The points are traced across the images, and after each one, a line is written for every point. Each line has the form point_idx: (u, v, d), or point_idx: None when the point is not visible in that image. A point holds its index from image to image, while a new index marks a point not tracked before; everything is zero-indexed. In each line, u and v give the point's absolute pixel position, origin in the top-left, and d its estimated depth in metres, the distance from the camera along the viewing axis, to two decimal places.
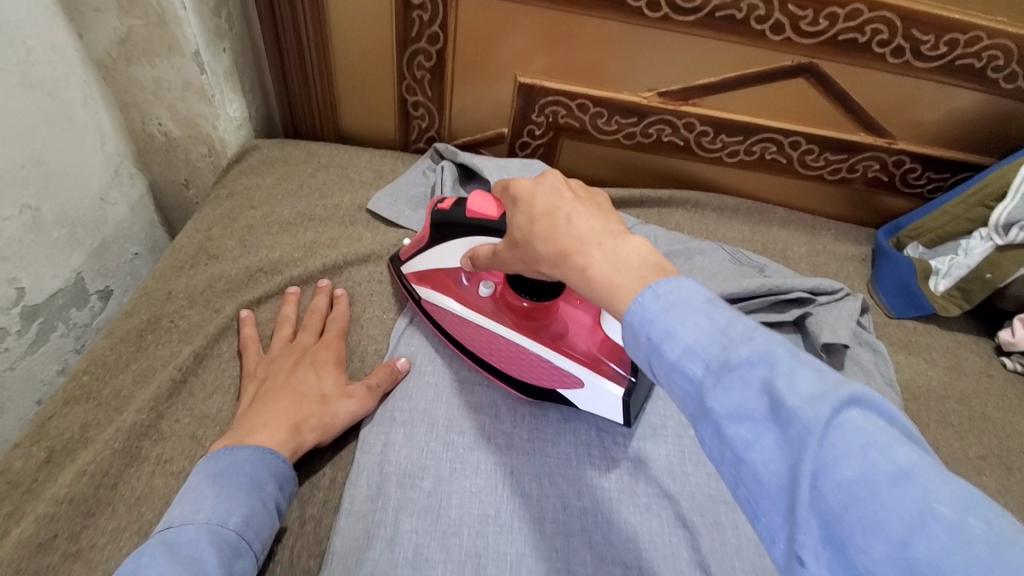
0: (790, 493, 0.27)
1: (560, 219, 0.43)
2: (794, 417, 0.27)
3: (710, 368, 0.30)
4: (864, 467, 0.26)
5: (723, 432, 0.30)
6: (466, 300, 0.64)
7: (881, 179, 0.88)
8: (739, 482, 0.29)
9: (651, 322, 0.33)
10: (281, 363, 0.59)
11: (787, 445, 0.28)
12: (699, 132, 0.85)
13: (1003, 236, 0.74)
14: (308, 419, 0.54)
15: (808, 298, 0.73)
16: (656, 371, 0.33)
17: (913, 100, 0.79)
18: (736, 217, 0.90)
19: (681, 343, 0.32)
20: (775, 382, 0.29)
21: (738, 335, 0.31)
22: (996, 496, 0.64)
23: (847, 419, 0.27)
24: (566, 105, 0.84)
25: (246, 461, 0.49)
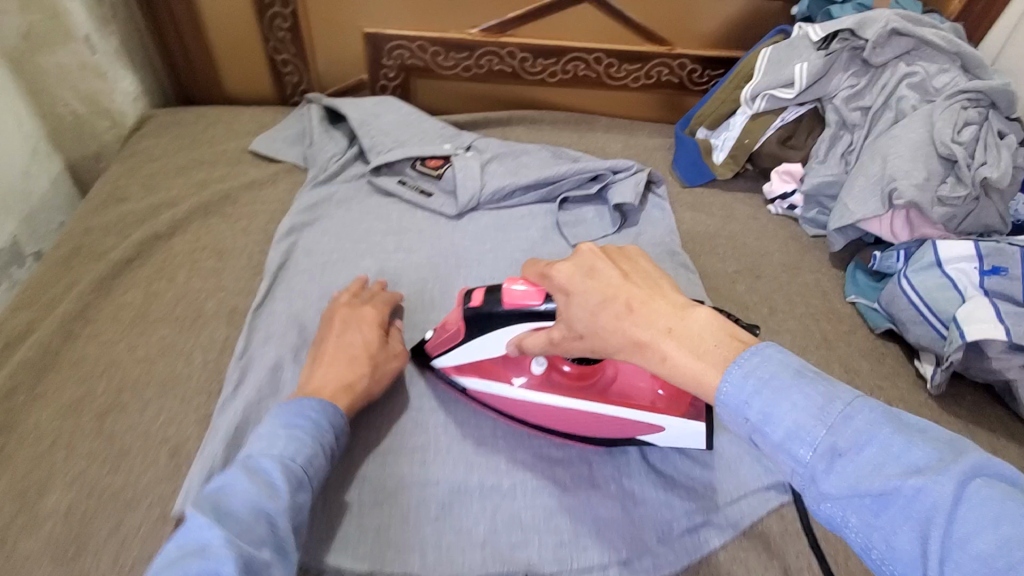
0: (929, 564, 0.37)
1: (621, 319, 0.49)
2: (921, 497, 0.37)
3: (822, 452, 0.41)
4: (997, 539, 0.34)
5: (847, 506, 0.40)
6: (519, 385, 0.65)
7: (675, 82, 1.08)
8: (873, 547, 0.40)
9: (747, 406, 0.43)
10: (331, 328, 0.68)
11: (912, 521, 0.37)
12: (521, 58, 1.04)
13: (752, 106, 0.95)
14: (359, 382, 0.63)
15: (607, 174, 0.94)
16: (769, 451, 0.44)
17: (678, 11, 1.00)
18: (567, 127, 1.10)
19: (783, 425, 0.42)
20: (879, 462, 0.39)
21: (840, 415, 0.41)
22: (744, 295, 0.86)
23: (971, 495, 0.36)
24: (408, 48, 1.02)
25: (311, 411, 0.58)
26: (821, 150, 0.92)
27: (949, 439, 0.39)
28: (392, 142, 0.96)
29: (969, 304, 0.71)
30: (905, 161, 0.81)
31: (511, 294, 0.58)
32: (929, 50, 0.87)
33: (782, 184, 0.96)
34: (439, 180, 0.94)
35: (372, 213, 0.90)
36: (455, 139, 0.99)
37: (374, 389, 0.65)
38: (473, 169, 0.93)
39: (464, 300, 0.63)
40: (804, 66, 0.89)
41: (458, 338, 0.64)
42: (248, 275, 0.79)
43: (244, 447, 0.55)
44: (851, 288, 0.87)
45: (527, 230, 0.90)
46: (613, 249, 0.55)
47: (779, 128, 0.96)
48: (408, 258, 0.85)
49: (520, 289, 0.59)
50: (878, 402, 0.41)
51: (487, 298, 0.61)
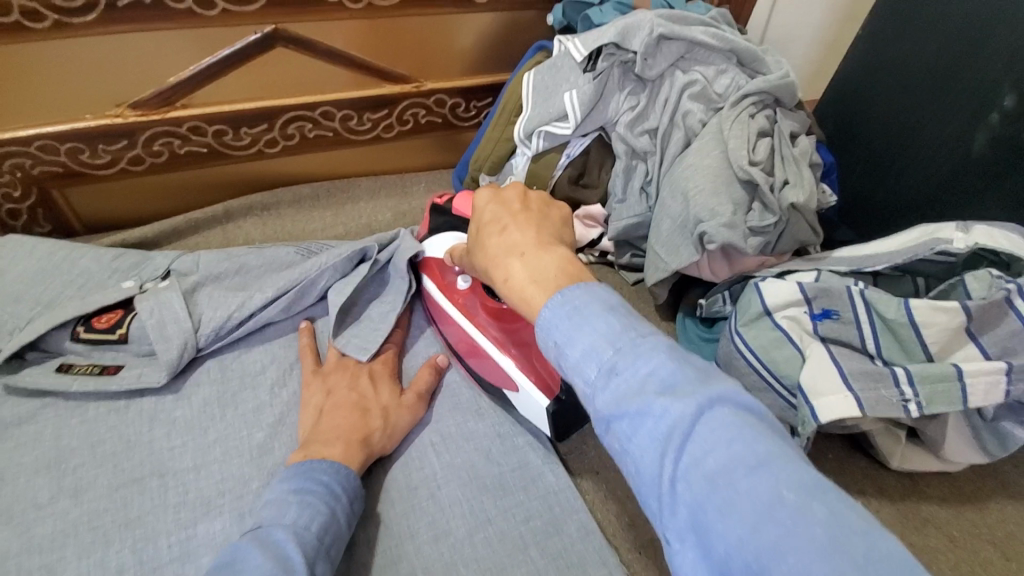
0: (665, 484, 0.35)
1: (495, 234, 0.51)
2: (666, 418, 0.35)
3: (602, 370, 0.38)
4: (728, 457, 0.33)
5: (612, 428, 0.37)
6: (448, 291, 0.69)
7: (439, 122, 0.87)
8: (630, 472, 0.37)
9: (556, 328, 0.41)
10: (337, 379, 0.61)
11: (657, 443, 0.35)
12: (214, 133, 0.74)
13: (530, 146, 0.77)
14: (373, 434, 0.57)
15: (376, 254, 0.73)
16: (564, 371, 0.41)
17: (412, 41, 0.77)
18: (318, 203, 0.83)
19: (579, 347, 0.39)
20: (650, 384, 0.37)
21: (630, 343, 0.39)
22: None
23: (712, 418, 0.35)
24: (26, 153, 0.68)
25: (323, 472, 0.50)
26: (617, 186, 0.76)
27: (714, 374, 0.38)
28: (34, 308, 0.63)
29: (808, 362, 0.59)
30: (707, 196, 0.67)
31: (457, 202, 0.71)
32: (702, 51, 0.74)
33: (588, 230, 0.79)
34: (126, 340, 0.62)
35: (7, 439, 0.57)
36: (142, 270, 0.68)
37: (392, 437, 0.59)
38: (177, 306, 0.63)
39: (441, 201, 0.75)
40: (574, 94, 0.72)
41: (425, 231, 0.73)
42: None
43: (252, 517, 0.48)
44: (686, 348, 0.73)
45: (274, 390, 0.63)
46: (543, 201, 0.56)
47: (566, 166, 0.78)
48: (75, 505, 0.53)
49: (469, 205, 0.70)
50: (667, 338, 0.39)
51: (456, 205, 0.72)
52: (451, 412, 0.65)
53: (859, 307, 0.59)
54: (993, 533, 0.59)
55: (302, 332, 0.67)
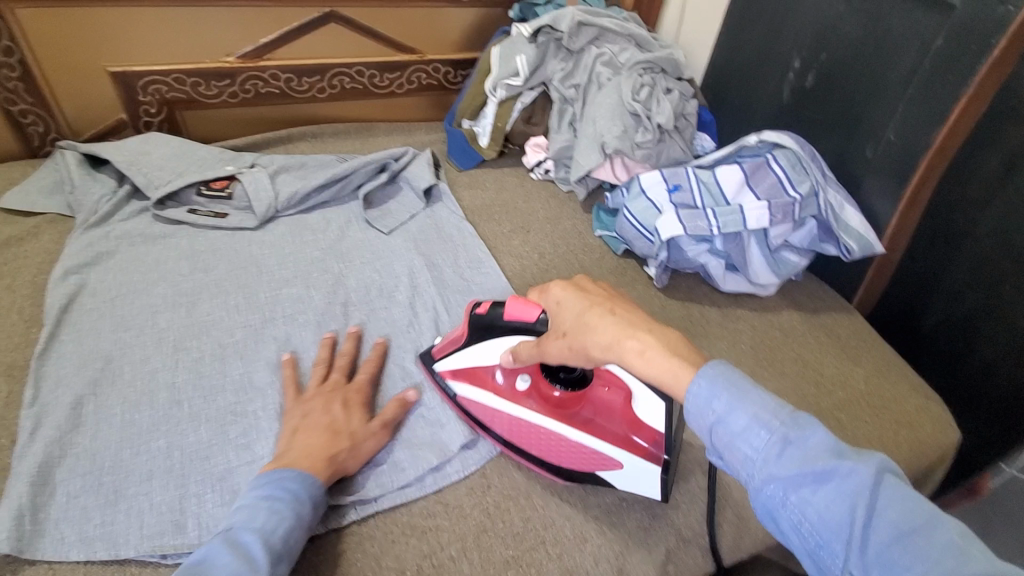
0: (853, 532, 0.44)
1: (598, 319, 0.59)
2: (849, 478, 0.45)
3: (776, 440, 0.48)
4: (896, 507, 0.44)
5: (792, 486, 0.46)
6: (504, 391, 0.72)
7: (435, 84, 1.24)
8: (805, 526, 0.46)
9: (715, 399, 0.51)
10: (315, 403, 0.69)
11: (843, 498, 0.45)
12: (285, 79, 1.10)
13: (496, 96, 1.14)
14: (340, 453, 0.64)
15: (392, 163, 1.09)
16: (724, 443, 0.50)
17: (418, 24, 1.15)
18: (349, 136, 1.19)
19: (744, 418, 0.49)
20: (821, 450, 0.46)
21: (791, 421, 0.49)
22: (518, 246, 1.03)
23: (886, 486, 0.45)
24: (164, 82, 1.02)
25: (292, 482, 0.59)
26: (554, 122, 1.13)
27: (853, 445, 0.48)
28: (170, 174, 0.97)
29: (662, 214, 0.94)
30: (606, 120, 1.04)
31: (509, 307, 0.67)
32: (608, 35, 1.13)
33: (536, 154, 1.16)
34: (231, 198, 0.97)
35: (158, 244, 0.90)
36: (237, 160, 1.03)
37: (352, 467, 0.65)
38: (263, 181, 0.98)
39: (472, 308, 0.71)
40: (524, 58, 1.09)
41: (459, 339, 0.72)
42: (21, 334, 0.75)
43: (225, 520, 0.57)
44: (598, 225, 1.07)
45: (323, 233, 0.98)
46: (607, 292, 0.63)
47: (521, 110, 1.15)
48: (206, 276, 0.87)
49: (518, 307, 0.67)
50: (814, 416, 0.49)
51: (490, 308, 0.69)
52: (438, 253, 0.99)
53: (692, 181, 0.96)
54: (784, 326, 0.96)
55: (285, 364, 0.75)
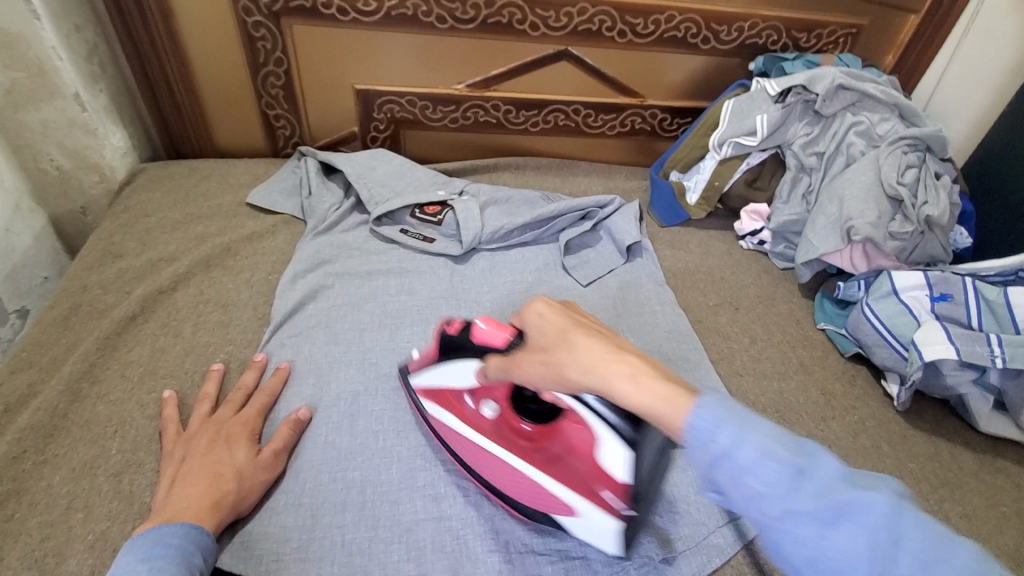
0: (873, 571, 0.34)
1: (586, 344, 0.46)
2: (868, 508, 0.34)
3: (788, 471, 0.36)
4: (923, 540, 0.34)
5: (801, 523, 0.36)
6: (472, 416, 0.67)
7: (647, 129, 1.18)
8: (831, 568, 0.35)
9: (719, 429, 0.38)
10: (198, 442, 0.63)
11: (865, 533, 0.34)
12: (505, 111, 1.10)
13: (719, 152, 1.03)
14: (227, 496, 0.59)
15: (597, 211, 1.03)
16: (715, 475, 0.38)
17: (649, 68, 1.09)
18: (551, 172, 1.16)
19: (749, 449, 0.37)
20: (834, 477, 0.36)
21: (801, 455, 0.37)
22: (725, 325, 0.92)
23: (906, 511, 0.35)
24: (398, 102, 1.07)
25: (172, 537, 0.53)
26: (784, 191, 1.01)
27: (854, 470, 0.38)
28: (390, 193, 1.00)
29: (924, 327, 0.80)
30: (860, 202, 0.90)
31: (478, 329, 0.61)
32: (870, 101, 0.98)
33: (752, 223, 1.05)
34: (440, 224, 0.98)
35: (372, 260, 0.93)
36: (449, 185, 1.04)
37: (247, 502, 0.61)
38: (473, 212, 0.97)
39: (444, 327, 0.67)
40: (765, 117, 0.98)
41: (431, 356, 0.68)
42: (251, 329, 0.80)
43: None
44: (820, 316, 0.95)
45: (522, 274, 0.95)
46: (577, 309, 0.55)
47: (744, 171, 1.05)
48: (410, 299, 0.88)
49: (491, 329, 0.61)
50: (825, 449, 0.38)
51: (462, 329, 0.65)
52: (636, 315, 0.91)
53: (968, 293, 0.82)
54: None
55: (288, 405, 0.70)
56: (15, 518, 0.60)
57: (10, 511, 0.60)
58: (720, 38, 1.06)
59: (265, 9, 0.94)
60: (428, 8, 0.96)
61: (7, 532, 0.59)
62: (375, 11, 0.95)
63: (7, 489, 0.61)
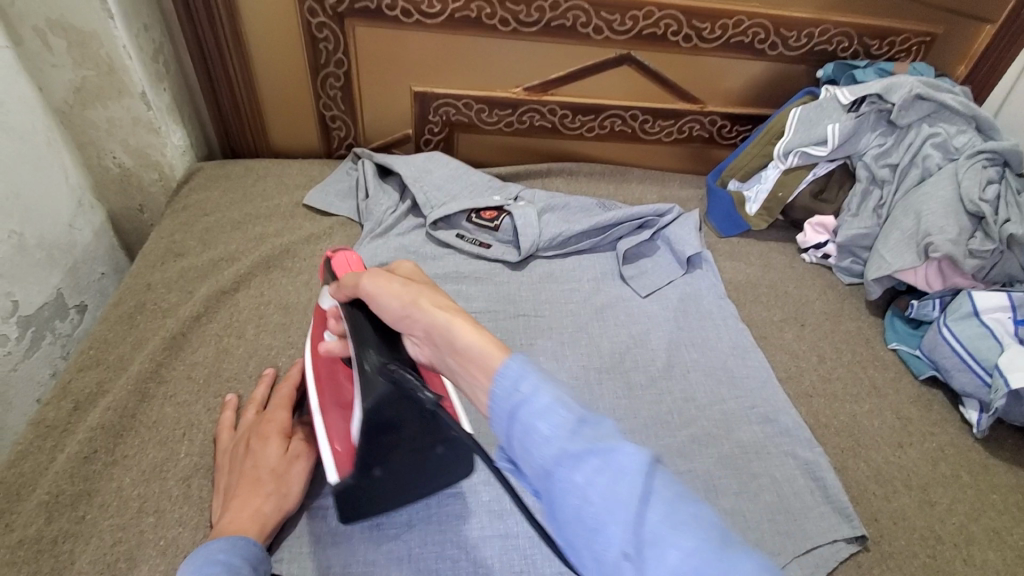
0: (630, 523, 0.33)
1: (425, 287, 0.49)
2: (633, 460, 0.34)
3: (570, 419, 0.36)
4: (683, 504, 0.33)
5: (577, 470, 0.35)
6: (315, 342, 0.67)
7: (705, 136, 1.15)
8: (593, 524, 0.34)
9: (523, 378, 0.38)
10: (235, 450, 0.62)
11: (626, 482, 0.34)
12: (561, 115, 1.08)
13: (784, 162, 1.00)
14: (266, 504, 0.58)
15: (655, 220, 1.00)
16: (513, 422, 0.38)
17: (712, 74, 1.06)
18: (604, 178, 1.14)
19: (544, 398, 0.37)
20: (611, 432, 0.36)
21: (591, 419, 0.37)
22: (791, 342, 0.89)
23: (666, 475, 0.35)
24: (455, 105, 1.06)
25: (219, 552, 0.50)
26: (853, 204, 0.98)
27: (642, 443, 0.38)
28: (445, 197, 0.99)
29: (1009, 352, 0.76)
30: (939, 217, 0.86)
31: (336, 259, 0.65)
32: (947, 113, 0.94)
33: (816, 235, 1.02)
34: (497, 230, 0.96)
35: (429, 265, 0.92)
36: (504, 191, 1.02)
37: (291, 499, 0.60)
38: (532, 217, 0.95)
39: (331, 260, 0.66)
40: (837, 127, 0.94)
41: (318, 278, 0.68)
42: (312, 332, 0.80)
43: None
44: (892, 335, 0.91)
45: (579, 282, 0.93)
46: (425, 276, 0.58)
47: (810, 182, 1.01)
48: (467, 306, 0.87)
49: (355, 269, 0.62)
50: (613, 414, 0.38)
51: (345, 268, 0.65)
52: (698, 327, 0.89)
53: None
54: None
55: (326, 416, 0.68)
56: (87, 520, 0.60)
57: (82, 512, 0.60)
58: (789, 44, 1.02)
59: (330, 10, 0.93)
60: (492, 11, 0.94)
61: (80, 534, 0.59)
62: (438, 13, 0.94)
63: (80, 490, 0.61)
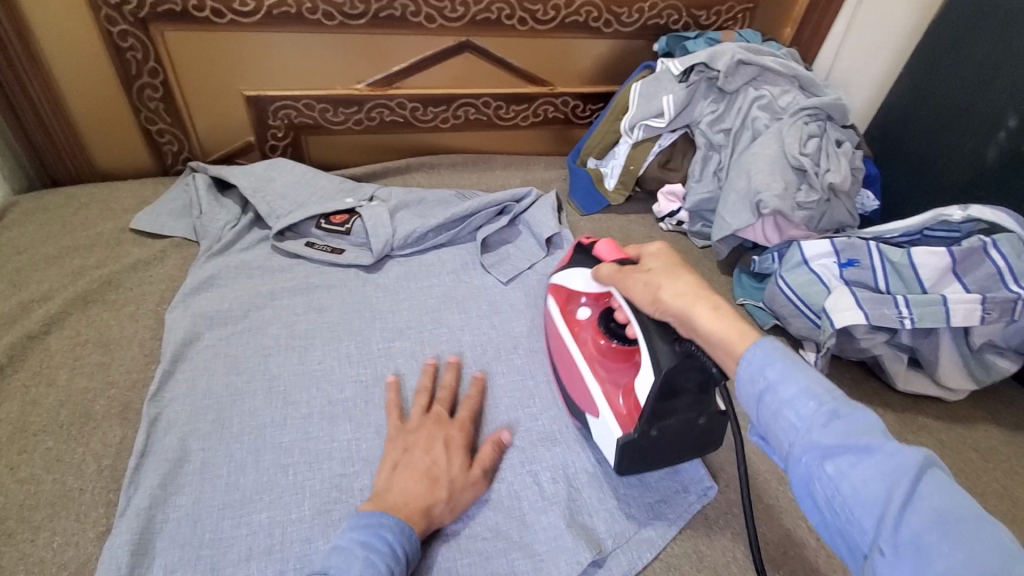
0: (890, 516, 0.39)
1: (675, 274, 0.58)
2: (897, 457, 0.40)
3: (823, 410, 0.44)
4: (953, 504, 0.38)
5: (829, 457, 0.42)
6: (572, 320, 0.74)
7: (561, 118, 1.16)
8: (843, 509, 0.41)
9: (769, 365, 0.47)
10: (419, 436, 0.65)
11: (884, 476, 0.40)
12: (411, 108, 1.06)
13: (632, 136, 1.02)
14: (436, 505, 0.59)
15: (513, 205, 1.00)
16: (761, 406, 0.47)
17: (555, 55, 1.07)
18: (467, 168, 1.13)
19: (795, 386, 0.45)
20: (870, 428, 0.42)
21: (845, 415, 0.43)
22: None
23: (933, 478, 0.40)
24: (294, 107, 1.00)
25: (389, 531, 0.55)
26: (696, 170, 1.02)
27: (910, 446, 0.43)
28: (292, 205, 0.94)
29: (833, 295, 0.80)
30: (766, 175, 0.90)
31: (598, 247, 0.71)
32: (770, 75, 0.99)
33: (668, 203, 1.05)
34: (349, 233, 0.93)
35: (276, 277, 0.87)
36: (357, 192, 0.99)
37: (450, 512, 0.61)
38: (383, 217, 0.93)
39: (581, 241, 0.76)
40: (671, 97, 0.98)
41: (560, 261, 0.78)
42: (139, 367, 0.73)
43: (322, 560, 0.53)
44: (740, 291, 0.95)
45: (441, 276, 0.91)
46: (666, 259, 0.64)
47: (657, 153, 1.04)
48: (320, 316, 0.83)
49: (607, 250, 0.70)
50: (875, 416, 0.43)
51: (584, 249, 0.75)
52: None
53: (874, 257, 0.82)
54: (979, 444, 0.79)
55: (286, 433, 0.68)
56: None
57: None
58: (622, 20, 1.04)
59: (130, 16, 0.86)
60: (312, 5, 0.90)
61: None
62: (252, 11, 0.89)
63: None
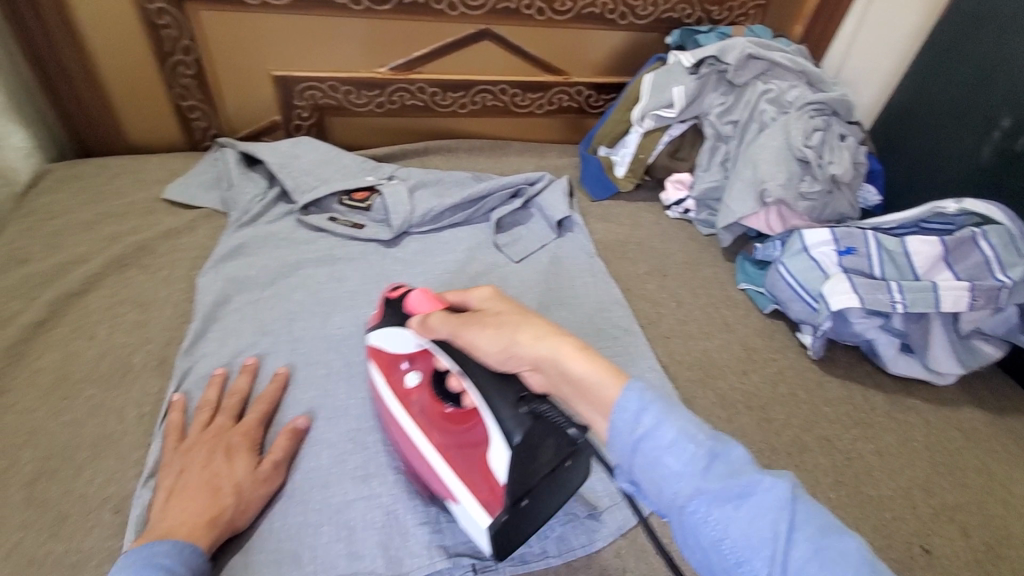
0: (776, 552, 0.39)
1: (523, 317, 0.54)
2: (771, 490, 0.41)
3: (703, 453, 0.42)
4: (818, 525, 0.40)
5: (710, 503, 0.41)
6: (394, 387, 0.65)
7: (575, 107, 1.20)
8: (730, 550, 0.40)
9: (644, 412, 0.44)
10: (195, 454, 0.61)
11: (766, 512, 0.40)
12: (431, 93, 1.10)
13: (642, 126, 1.06)
14: (223, 513, 0.57)
15: (526, 188, 1.04)
16: (638, 454, 0.43)
17: (571, 45, 1.10)
18: (482, 152, 1.16)
19: (670, 432, 0.42)
20: (742, 463, 0.42)
21: (718, 454, 0.42)
22: (654, 292, 0.96)
23: (800, 502, 0.41)
24: (319, 88, 1.04)
25: (164, 556, 0.51)
26: (704, 160, 1.06)
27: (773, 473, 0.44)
28: (316, 181, 0.98)
29: (830, 280, 0.84)
30: (771, 165, 0.94)
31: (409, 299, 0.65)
32: (778, 70, 1.03)
33: (676, 191, 1.09)
34: (370, 210, 0.97)
35: (299, 248, 0.91)
36: (378, 171, 1.03)
37: (242, 519, 0.59)
38: (402, 196, 0.97)
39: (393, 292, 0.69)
40: (682, 89, 1.02)
41: (375, 320, 0.69)
42: (172, 326, 0.78)
43: None
44: (742, 277, 0.99)
45: (455, 253, 0.95)
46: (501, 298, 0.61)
47: (666, 143, 1.08)
48: (341, 285, 0.87)
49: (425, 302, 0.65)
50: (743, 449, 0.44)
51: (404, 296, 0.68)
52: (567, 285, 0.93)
53: (870, 245, 0.85)
54: (964, 425, 0.83)
55: (174, 405, 0.68)
56: None
57: None
58: (637, 13, 1.08)
59: None
60: None
61: None
62: None
63: None
